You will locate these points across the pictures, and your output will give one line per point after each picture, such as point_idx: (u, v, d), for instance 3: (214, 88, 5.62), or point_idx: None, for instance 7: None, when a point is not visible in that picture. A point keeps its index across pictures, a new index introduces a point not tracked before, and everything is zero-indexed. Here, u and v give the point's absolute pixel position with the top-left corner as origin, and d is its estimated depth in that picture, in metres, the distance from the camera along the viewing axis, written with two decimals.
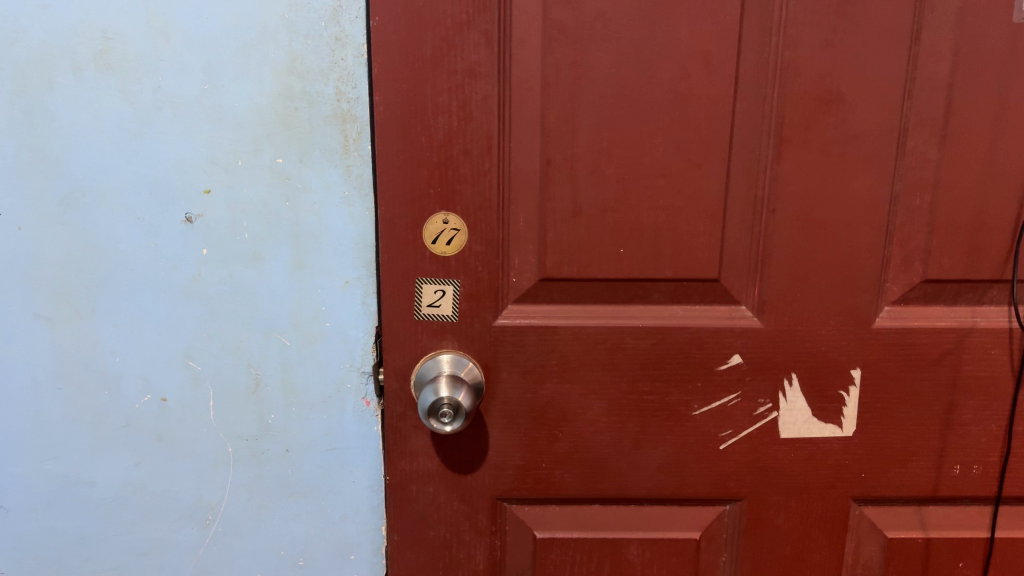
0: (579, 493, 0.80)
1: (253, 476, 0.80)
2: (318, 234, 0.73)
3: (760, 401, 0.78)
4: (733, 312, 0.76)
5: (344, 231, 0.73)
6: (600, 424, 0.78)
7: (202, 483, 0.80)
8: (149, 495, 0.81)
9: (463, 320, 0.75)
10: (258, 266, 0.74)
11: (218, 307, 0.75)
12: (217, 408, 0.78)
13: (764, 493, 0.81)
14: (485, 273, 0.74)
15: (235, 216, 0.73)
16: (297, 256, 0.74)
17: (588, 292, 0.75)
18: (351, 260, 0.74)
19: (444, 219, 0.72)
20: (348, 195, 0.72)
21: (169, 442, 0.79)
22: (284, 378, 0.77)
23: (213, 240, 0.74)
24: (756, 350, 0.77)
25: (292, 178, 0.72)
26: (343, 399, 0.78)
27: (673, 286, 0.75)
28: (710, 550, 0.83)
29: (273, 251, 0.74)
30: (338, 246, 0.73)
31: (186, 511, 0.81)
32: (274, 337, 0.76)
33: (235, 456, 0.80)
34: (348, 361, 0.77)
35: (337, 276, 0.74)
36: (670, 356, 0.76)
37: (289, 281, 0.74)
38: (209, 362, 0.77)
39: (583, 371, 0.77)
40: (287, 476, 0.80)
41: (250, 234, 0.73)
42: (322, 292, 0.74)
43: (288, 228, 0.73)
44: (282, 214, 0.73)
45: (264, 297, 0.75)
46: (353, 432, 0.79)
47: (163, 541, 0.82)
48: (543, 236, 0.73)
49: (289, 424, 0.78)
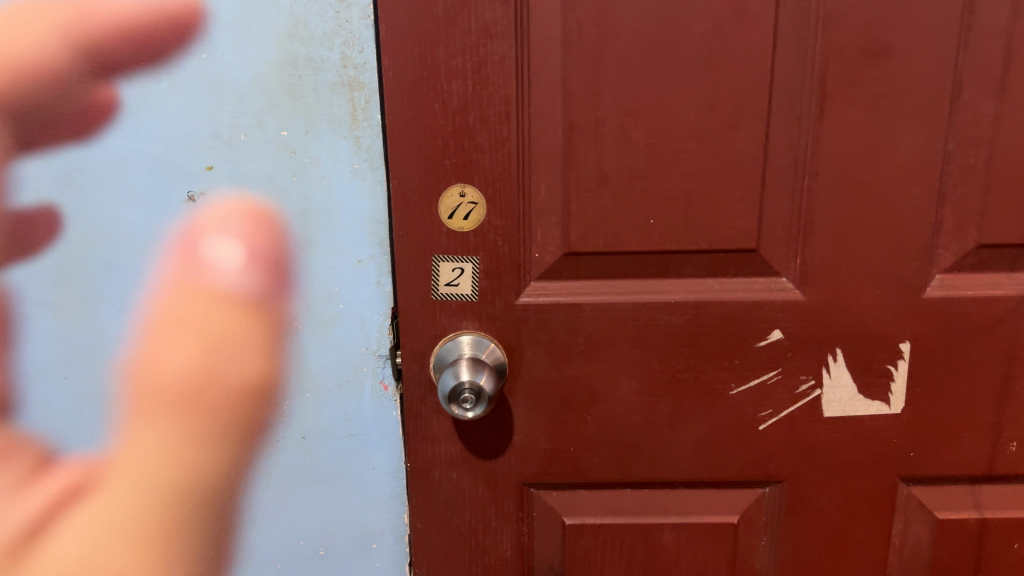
0: (611, 478, 0.76)
1: (270, 464, 0.77)
2: (328, 210, 0.69)
3: (802, 378, 0.73)
4: (773, 285, 0.71)
5: (355, 207, 0.69)
6: (632, 405, 0.73)
7: None
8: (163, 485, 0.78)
9: (483, 299, 0.70)
10: (266, 246, 0.70)
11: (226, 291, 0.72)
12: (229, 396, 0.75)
13: (806, 473, 0.76)
14: (505, 248, 0.68)
15: (240, 194, 0.69)
16: (307, 235, 0.70)
17: (617, 266, 0.70)
18: (364, 237, 0.70)
19: (460, 191, 0.67)
20: (358, 168, 0.68)
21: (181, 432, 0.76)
22: (298, 363, 0.74)
23: (219, 220, 0.70)
24: (797, 324, 0.71)
25: (299, 151, 0.67)
26: (360, 382, 0.74)
27: (708, 258, 0.70)
28: (749, 534, 0.79)
29: (281, 230, 0.70)
30: (350, 223, 0.69)
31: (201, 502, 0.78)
32: (286, 320, 0.72)
33: (250, 445, 0.76)
34: (365, 343, 0.73)
35: (350, 254, 0.70)
36: (705, 332, 0.71)
37: (299, 261, 0.70)
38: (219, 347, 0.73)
39: (613, 350, 0.71)
40: (305, 463, 0.77)
41: (259, 213, 0.69)
42: (335, 272, 0.71)
43: (296, 205, 0.69)
44: (290, 191, 0.69)
45: (275, 278, 0.71)
46: (371, 417, 0.75)
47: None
48: (567, 206, 0.68)
49: (304, 410, 0.75)
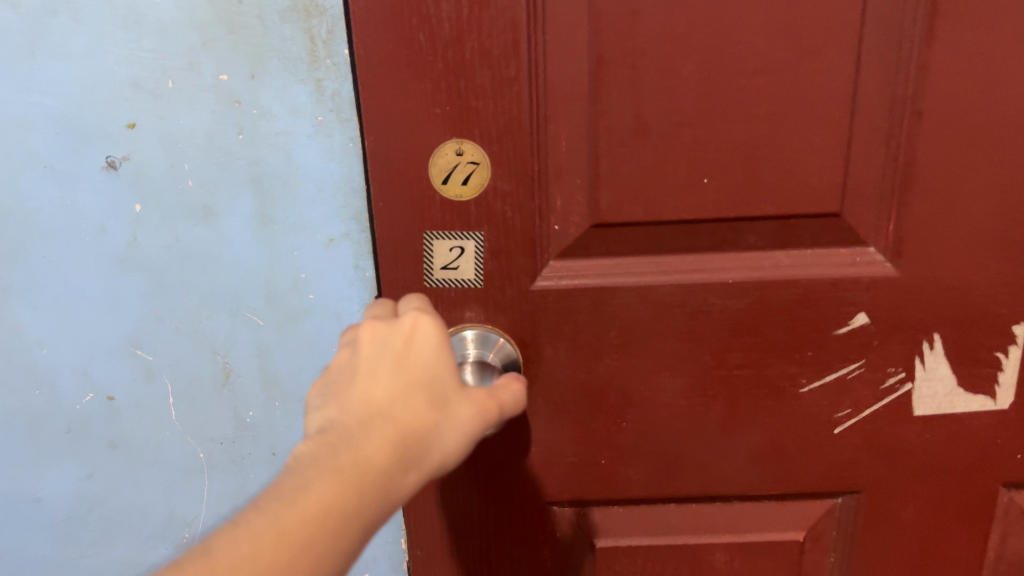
0: (650, 494, 0.62)
1: (235, 486, 0.64)
2: (286, 175, 0.53)
3: (890, 371, 0.59)
4: (858, 257, 0.56)
5: (321, 171, 0.53)
6: (677, 409, 0.59)
7: (172, 496, 0.64)
8: (109, 511, 0.64)
9: (490, 285, 0.55)
10: (211, 223, 0.55)
11: (165, 280, 0.57)
12: (180, 406, 0.61)
13: (890, 482, 0.62)
14: (516, 221, 0.53)
15: (173, 157, 0.53)
16: (262, 208, 0.54)
17: (661, 239, 0.54)
18: (335, 210, 0.54)
19: (457, 148, 0.51)
20: (322, 121, 0.52)
21: (125, 449, 0.62)
22: (261, 366, 0.59)
23: (149, 192, 0.55)
24: (886, 306, 0.57)
25: (244, 101, 0.52)
26: None
27: (777, 225, 0.54)
28: (816, 551, 0.65)
29: (229, 203, 0.54)
30: (317, 192, 0.54)
31: (157, 529, 0.65)
32: (243, 316, 0.57)
33: (210, 463, 0.63)
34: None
35: (318, 232, 0.55)
36: (771, 319, 0.56)
37: (254, 242, 0.55)
38: (163, 349, 0.59)
39: (653, 343, 0.57)
40: None
41: (198, 181, 0.54)
42: (300, 254, 0.55)
43: (245, 170, 0.53)
44: (236, 152, 0.53)
45: (225, 264, 0.56)
46: None
47: (134, 563, 0.66)
48: (595, 164, 0.52)
49: (273, 421, 0.61)
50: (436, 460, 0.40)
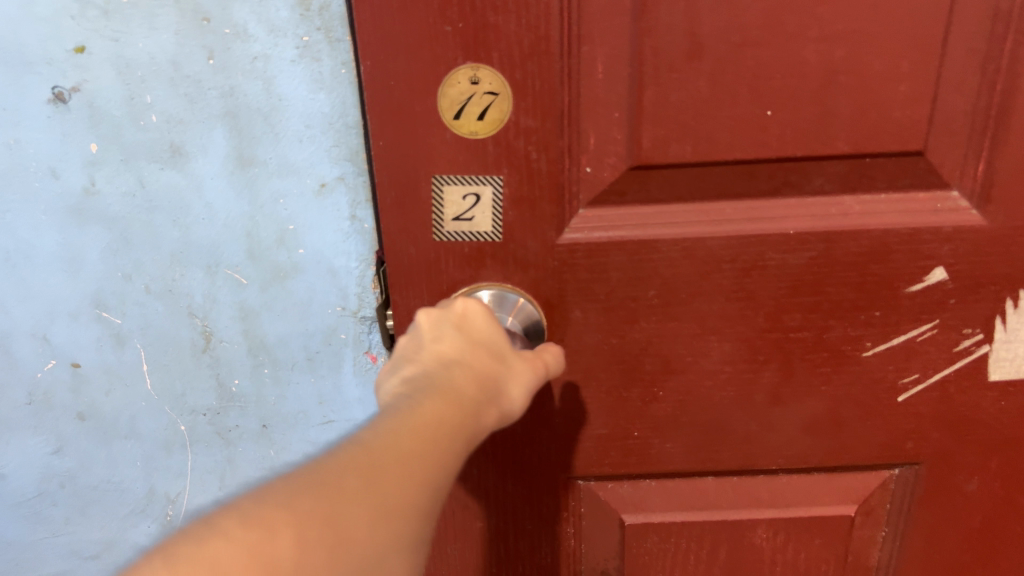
0: (687, 468, 0.55)
1: (221, 462, 0.57)
2: (267, 109, 0.45)
3: (966, 332, 0.51)
4: (940, 204, 0.48)
5: (309, 103, 0.45)
6: (721, 375, 0.52)
7: (151, 472, 0.57)
8: (83, 488, 0.58)
9: (510, 239, 0.47)
10: (181, 166, 0.47)
11: (131, 233, 0.49)
12: (155, 375, 0.53)
13: (955, 453, 0.56)
14: (541, 162, 0.45)
15: (131, 88, 0.45)
16: (239, 147, 0.46)
17: (711, 183, 0.46)
18: (326, 149, 0.46)
19: (472, 75, 0.42)
20: (308, 42, 0.43)
21: (96, 422, 0.55)
22: (245, 331, 0.51)
23: (106, 130, 0.46)
24: (969, 260, 0.49)
25: (214, 19, 0.43)
26: (336, 355, 0.52)
27: (848, 166, 0.46)
28: (868, 525, 0.59)
29: (200, 142, 0.46)
30: (304, 129, 0.45)
31: (136, 506, 0.59)
32: (222, 273, 0.50)
33: (191, 436, 0.56)
34: (338, 302, 0.50)
35: (307, 176, 0.47)
36: (834, 275, 0.49)
37: (233, 188, 0.47)
38: (131, 311, 0.51)
39: (698, 304, 0.49)
40: (270, 459, 0.56)
41: (163, 115, 0.45)
42: (285, 202, 0.47)
43: (218, 103, 0.45)
44: (206, 81, 0.44)
45: (199, 214, 0.48)
46: (356, 399, 0.54)
47: (115, 541, 0.60)
48: (637, 94, 0.43)
49: (262, 392, 0.54)
50: (510, 409, 0.36)
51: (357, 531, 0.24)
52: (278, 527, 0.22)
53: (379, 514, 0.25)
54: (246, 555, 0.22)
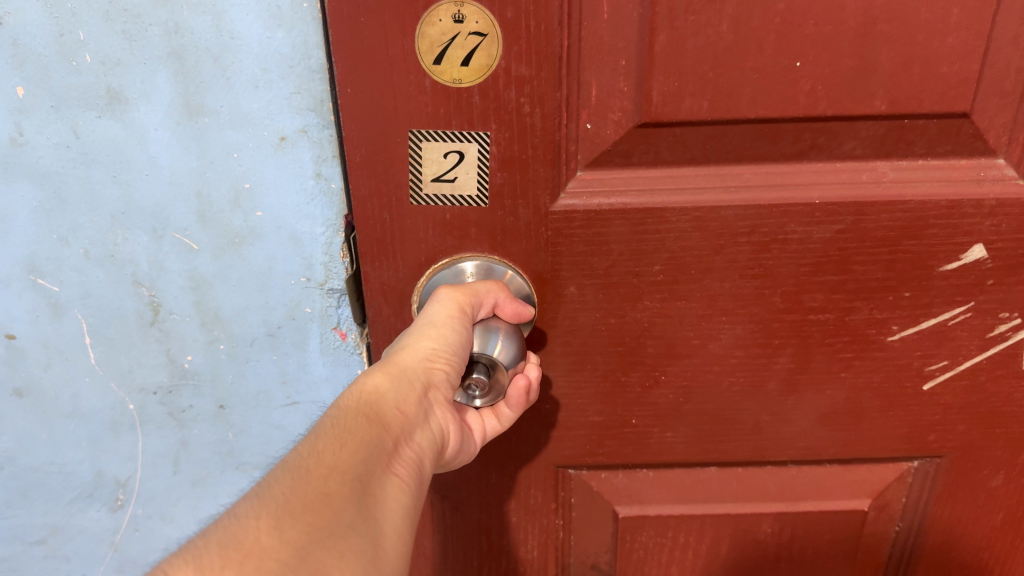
0: (689, 458, 0.51)
1: (175, 444, 0.51)
2: (217, 49, 0.38)
3: (1003, 317, 0.46)
4: (985, 173, 0.42)
5: (266, 43, 0.38)
6: (731, 360, 0.47)
7: (97, 454, 0.52)
8: (23, 471, 0.52)
9: (498, 205, 0.41)
10: (121, 114, 0.40)
11: (66, 191, 0.43)
12: (100, 348, 0.48)
13: (980, 446, 0.51)
14: (535, 118, 0.39)
15: (59, 20, 0.38)
16: (185, 94, 0.40)
17: (727, 144, 0.41)
18: (286, 97, 0.40)
19: (456, 13, 0.36)
20: None
21: (35, 399, 0.49)
22: (197, 302, 0.46)
23: (32, 71, 0.39)
24: (1014, 237, 0.43)
25: None
26: (300, 330, 0.47)
27: (884, 128, 0.40)
28: (880, 521, 0.55)
29: (140, 87, 0.39)
30: (260, 73, 0.39)
31: (84, 491, 0.53)
32: (170, 237, 0.44)
33: (142, 415, 0.50)
34: (302, 274, 0.44)
35: (264, 128, 0.40)
36: (861, 251, 0.43)
37: (179, 140, 0.41)
38: (70, 278, 0.45)
39: (708, 281, 0.44)
40: (229, 442, 0.51)
41: (98, 55, 0.39)
42: (240, 158, 0.41)
43: (162, 41, 0.38)
44: (145, 15, 0.38)
45: (142, 170, 0.42)
46: (324, 378, 0.48)
47: (62, 525, 0.55)
48: (648, 40, 0.37)
49: (218, 369, 0.48)
50: (429, 352, 0.37)
51: (259, 542, 0.25)
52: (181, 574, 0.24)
53: (279, 521, 0.26)
54: None
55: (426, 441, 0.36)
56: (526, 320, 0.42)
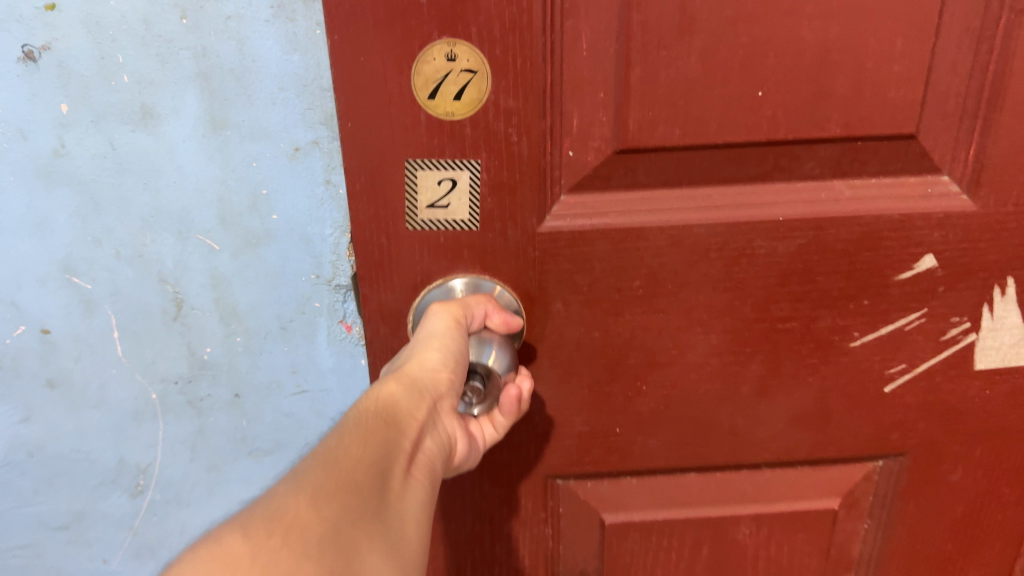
0: (671, 464, 0.53)
1: (193, 431, 0.63)
2: (240, 70, 0.50)
3: (954, 321, 0.50)
4: (931, 189, 0.46)
5: (281, 64, 0.51)
6: (708, 369, 0.50)
7: (121, 441, 0.63)
8: (51, 457, 0.63)
9: (488, 228, 0.44)
10: (151, 129, 0.52)
11: (99, 194, 0.54)
12: (126, 341, 0.59)
13: (940, 443, 0.55)
14: (522, 146, 0.42)
15: (103, 51, 0.49)
16: (212, 110, 0.52)
17: (698, 168, 0.44)
18: (300, 113, 0.52)
19: (448, 51, 0.39)
20: (281, 3, 0.49)
21: (64, 390, 0.60)
22: (218, 298, 0.58)
23: (75, 91, 0.50)
24: (960, 247, 0.47)
25: None
26: (309, 322, 0.60)
27: (839, 149, 0.44)
28: (850, 518, 0.58)
29: (171, 107, 0.51)
30: (275, 93, 0.51)
31: (108, 476, 0.65)
32: (194, 239, 0.56)
33: (163, 404, 0.62)
34: (312, 271, 0.58)
35: (281, 141, 0.53)
36: (824, 263, 0.47)
37: (201, 151, 0.53)
38: (100, 276, 0.56)
39: (684, 295, 0.47)
40: (243, 429, 0.64)
41: (135, 76, 0.50)
42: (259, 166, 0.54)
43: (191, 64, 0.50)
44: (177, 41, 0.49)
45: (171, 178, 0.53)
46: (330, 370, 0.62)
47: (85, 511, 0.66)
48: (624, 73, 0.41)
49: (235, 361, 0.61)
50: (435, 364, 0.40)
51: (299, 515, 0.28)
52: (233, 538, 0.26)
53: (316, 498, 0.29)
54: (213, 558, 0.25)
55: (435, 445, 0.39)
56: (517, 330, 0.45)
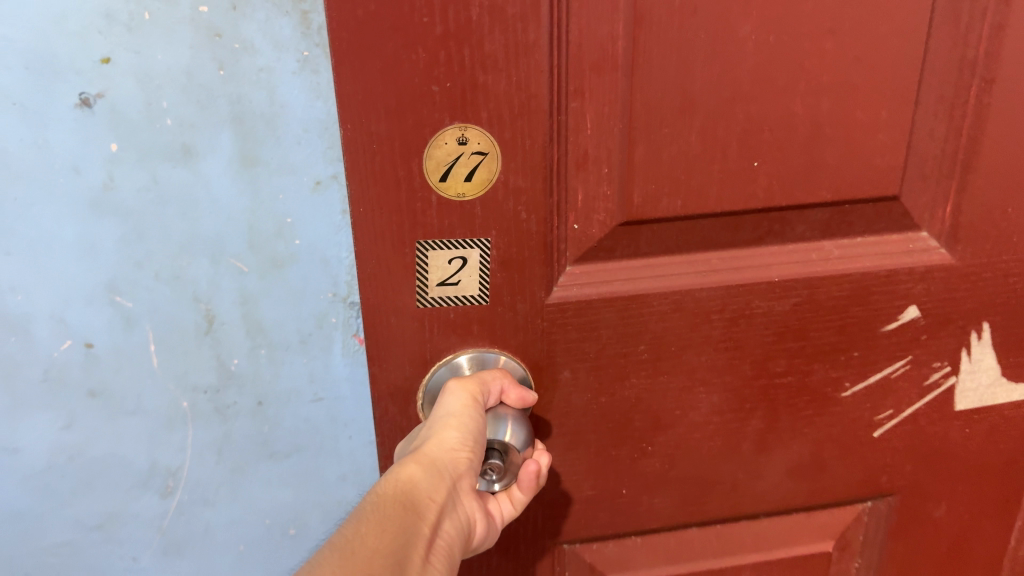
0: (675, 520, 0.54)
1: (219, 436, 0.61)
2: (271, 115, 0.51)
3: (936, 366, 0.52)
4: (912, 244, 0.49)
5: (308, 109, 0.52)
6: (709, 426, 0.51)
7: (155, 447, 0.60)
8: (91, 461, 0.60)
9: (498, 302, 0.44)
10: (192, 164, 0.52)
11: (143, 226, 0.53)
12: (163, 356, 0.57)
13: (926, 483, 0.57)
14: (531, 223, 0.43)
15: (150, 96, 0.49)
16: (245, 150, 0.52)
17: (698, 235, 0.45)
18: (321, 151, 0.53)
19: (460, 136, 0.40)
20: (307, 57, 0.50)
21: (105, 399, 0.58)
22: (246, 315, 0.57)
23: (123, 131, 0.50)
24: (941, 298, 0.50)
25: (225, 34, 0.48)
26: (326, 337, 0.59)
27: (828, 213, 0.46)
28: (844, 560, 0.59)
29: (209, 143, 0.51)
30: (303, 131, 0.52)
31: (142, 477, 0.61)
32: (226, 263, 0.55)
33: (194, 413, 0.60)
34: (330, 289, 0.57)
35: (306, 175, 0.54)
36: (817, 320, 0.49)
37: (236, 184, 0.53)
38: (143, 297, 0.55)
39: (687, 356, 0.48)
40: (264, 434, 0.62)
41: (178, 120, 0.50)
42: (285, 198, 0.54)
43: (227, 109, 0.50)
44: (216, 89, 0.50)
45: (206, 207, 0.53)
46: (344, 377, 0.61)
47: (117, 513, 0.62)
48: (629, 150, 0.42)
49: (258, 370, 0.59)
50: (455, 442, 0.40)
51: None
52: None
53: None
54: None
55: (453, 528, 0.39)
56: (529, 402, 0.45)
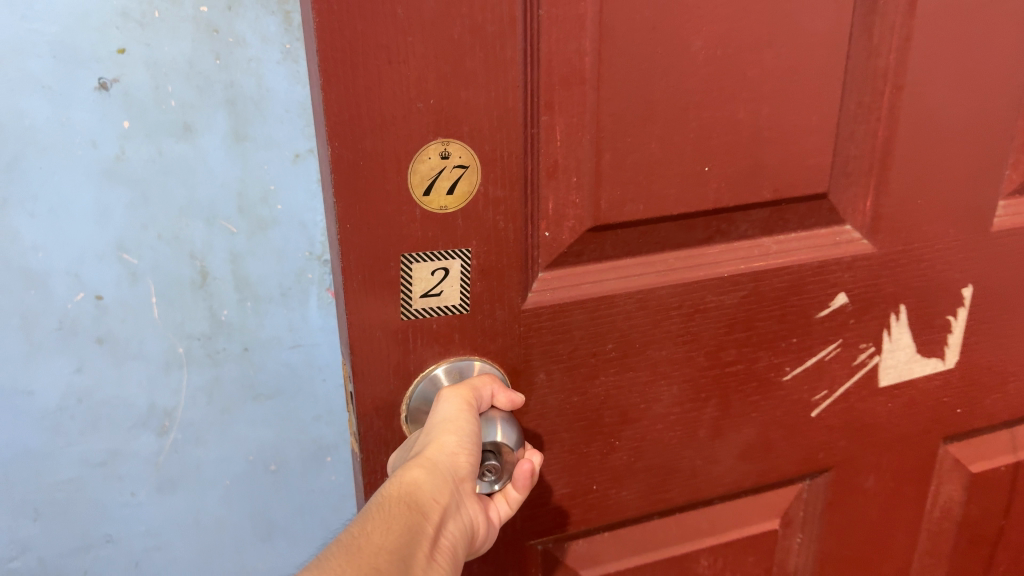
0: (640, 511, 0.57)
1: (211, 378, 0.88)
2: (258, 97, 0.79)
3: (862, 347, 0.58)
4: (839, 236, 0.54)
5: (288, 94, 0.79)
6: (670, 418, 0.54)
7: (154, 389, 0.86)
8: (96, 401, 0.85)
9: (477, 309, 0.46)
10: (190, 139, 0.78)
11: (148, 192, 0.78)
12: (161, 305, 0.83)
13: (856, 456, 0.62)
14: (508, 231, 0.45)
15: (157, 80, 0.75)
16: (238, 129, 0.79)
17: (657, 236, 0.49)
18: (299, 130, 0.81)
19: (442, 150, 0.41)
20: (289, 49, 0.78)
21: (111, 344, 0.83)
22: (234, 270, 0.84)
23: (135, 111, 0.75)
24: (865, 284, 0.55)
25: (220, 31, 0.75)
26: (302, 289, 0.88)
27: (768, 212, 0.51)
28: (788, 535, 0.64)
29: (206, 125, 0.78)
30: (284, 112, 0.80)
31: (142, 420, 0.87)
32: (218, 224, 0.82)
33: (189, 357, 0.86)
34: (308, 249, 0.86)
35: (286, 150, 0.81)
36: (763, 311, 0.53)
37: (228, 157, 0.79)
38: (146, 256, 0.80)
39: (650, 351, 0.51)
40: (250, 375, 0.90)
41: (179, 101, 0.76)
42: (270, 170, 0.82)
43: (222, 94, 0.77)
44: (214, 76, 0.76)
45: (201, 175, 0.79)
46: (318, 328, 0.90)
47: (119, 451, 0.88)
48: (596, 159, 0.45)
49: (245, 321, 0.87)
50: (454, 446, 0.41)
51: None
52: None
53: None
54: None
55: (456, 529, 0.40)
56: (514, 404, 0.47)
